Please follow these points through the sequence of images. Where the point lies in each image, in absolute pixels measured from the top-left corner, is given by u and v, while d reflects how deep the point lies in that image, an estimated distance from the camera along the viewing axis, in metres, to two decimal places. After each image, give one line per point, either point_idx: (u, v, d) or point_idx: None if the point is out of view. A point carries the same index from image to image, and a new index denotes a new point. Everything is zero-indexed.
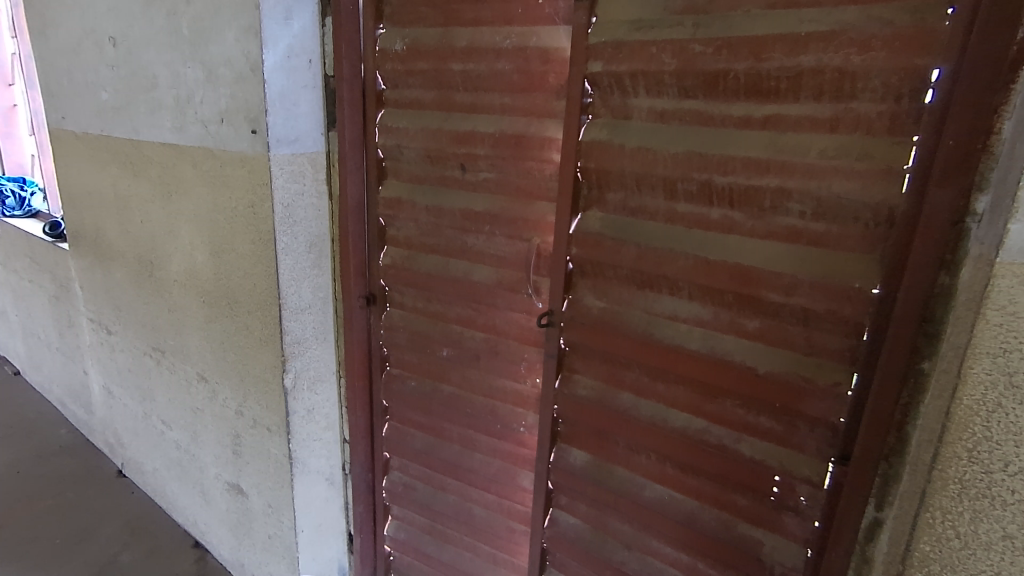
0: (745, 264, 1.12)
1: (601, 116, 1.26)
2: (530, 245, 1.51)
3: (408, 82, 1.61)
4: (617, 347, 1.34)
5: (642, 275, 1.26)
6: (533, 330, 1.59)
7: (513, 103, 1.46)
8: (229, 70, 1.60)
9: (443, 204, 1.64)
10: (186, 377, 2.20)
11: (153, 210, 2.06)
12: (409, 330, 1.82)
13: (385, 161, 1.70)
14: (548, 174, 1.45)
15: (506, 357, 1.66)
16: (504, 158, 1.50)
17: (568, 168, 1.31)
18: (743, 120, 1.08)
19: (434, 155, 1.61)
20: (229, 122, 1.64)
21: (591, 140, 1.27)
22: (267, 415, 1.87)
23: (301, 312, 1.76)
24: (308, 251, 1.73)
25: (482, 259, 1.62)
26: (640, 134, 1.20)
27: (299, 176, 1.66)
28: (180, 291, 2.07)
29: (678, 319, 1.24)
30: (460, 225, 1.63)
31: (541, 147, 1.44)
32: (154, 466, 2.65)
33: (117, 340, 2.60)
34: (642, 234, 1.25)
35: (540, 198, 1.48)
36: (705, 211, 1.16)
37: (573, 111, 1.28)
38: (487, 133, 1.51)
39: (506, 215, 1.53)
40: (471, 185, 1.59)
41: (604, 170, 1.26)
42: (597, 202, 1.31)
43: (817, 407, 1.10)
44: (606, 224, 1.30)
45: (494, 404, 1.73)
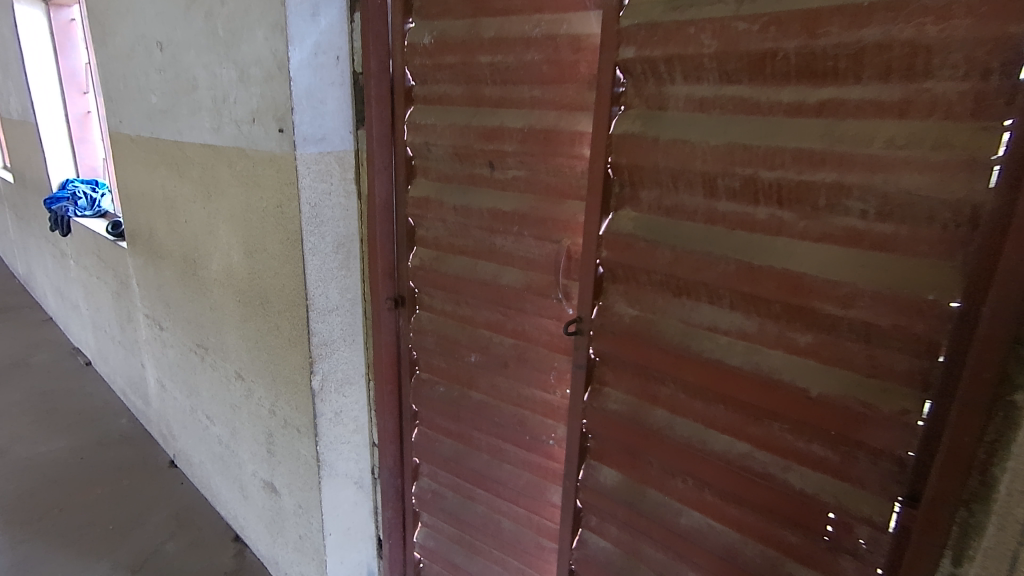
0: (796, 270, 0.98)
1: (634, 106, 1.15)
2: (560, 247, 1.42)
3: (436, 77, 1.55)
4: (650, 359, 1.22)
5: (677, 281, 1.14)
6: (563, 338, 1.49)
7: (543, 96, 1.37)
8: (259, 69, 1.58)
9: (471, 204, 1.57)
10: (226, 375, 2.24)
11: (195, 209, 2.11)
12: (438, 334, 1.76)
13: (414, 159, 1.65)
14: (580, 171, 1.35)
15: (536, 365, 1.57)
16: (534, 155, 1.41)
17: (598, 164, 1.20)
18: (794, 106, 0.94)
19: (462, 152, 1.54)
20: (259, 121, 1.63)
21: (622, 133, 1.16)
22: (297, 416, 1.86)
23: (329, 313, 1.73)
24: (335, 252, 1.70)
25: (511, 262, 1.54)
26: (677, 125, 1.08)
27: (326, 175, 1.62)
28: (219, 290, 2.10)
29: (718, 331, 1.12)
30: (488, 225, 1.55)
31: (573, 142, 1.34)
32: (200, 459, 2.73)
33: (168, 335, 2.70)
34: (678, 235, 1.13)
35: (571, 196, 1.38)
36: (749, 210, 1.03)
37: (602, 102, 1.17)
38: (516, 129, 1.43)
39: (536, 215, 1.44)
40: (500, 184, 1.51)
41: (637, 165, 1.15)
42: (630, 201, 1.20)
43: (879, 438, 0.95)
44: (639, 225, 1.19)
45: (523, 414, 1.65)
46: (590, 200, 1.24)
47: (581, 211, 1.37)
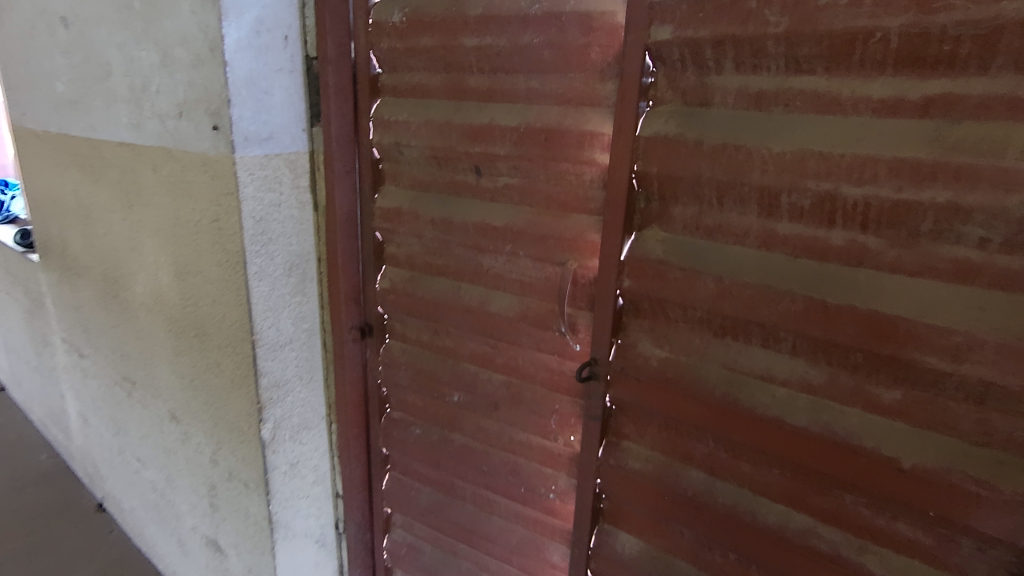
0: (887, 312, 0.78)
1: (666, 101, 0.92)
2: (565, 270, 1.18)
3: (409, 63, 1.29)
4: (685, 412, 1.00)
5: (722, 318, 0.93)
6: (567, 376, 1.26)
7: (544, 88, 1.13)
8: (186, 51, 1.26)
9: (453, 217, 1.31)
10: (159, 414, 1.91)
11: (114, 220, 1.76)
12: (413, 367, 1.51)
13: (382, 162, 1.39)
14: (590, 180, 1.12)
15: (532, 407, 1.33)
16: (532, 159, 1.17)
17: (621, 173, 0.97)
18: (889, 103, 0.73)
19: (441, 154, 1.29)
20: (188, 116, 1.32)
21: (653, 135, 0.93)
22: (244, 468, 1.56)
23: (280, 348, 1.44)
24: (287, 275, 1.40)
25: (503, 285, 1.30)
26: (725, 126, 0.86)
27: (274, 183, 1.32)
28: (147, 316, 1.77)
29: (774, 381, 0.90)
30: (474, 243, 1.30)
31: (582, 145, 1.10)
32: (132, 504, 2.38)
33: (89, 364, 2.32)
34: (724, 263, 0.91)
35: (578, 210, 1.15)
36: (822, 234, 0.82)
37: (627, 96, 0.94)
38: (510, 128, 1.18)
39: (534, 232, 1.20)
40: (489, 194, 1.26)
41: (672, 175, 0.92)
42: (660, 219, 0.97)
43: (994, 523, 0.76)
44: (672, 250, 0.96)
45: (516, 462, 1.41)
46: (609, 216, 1.01)
47: (590, 228, 1.14)
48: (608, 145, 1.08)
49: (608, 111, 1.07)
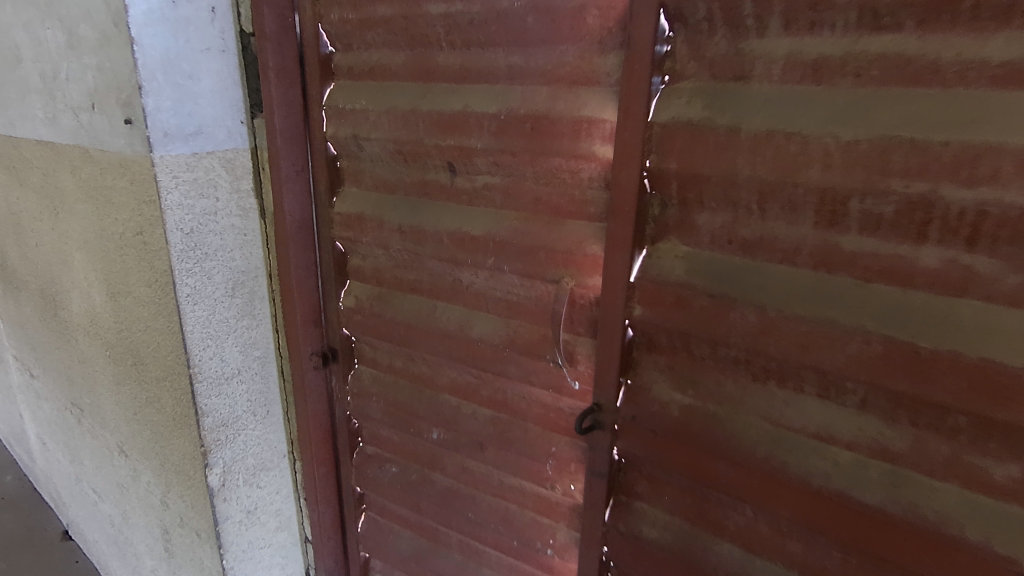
0: (1003, 361, 0.57)
1: (687, 76, 0.70)
2: (559, 290, 0.96)
3: (365, 39, 1.06)
4: (715, 475, 0.78)
5: (765, 360, 0.71)
6: (565, 414, 1.05)
7: (530, 64, 0.91)
8: (91, 28, 1.03)
9: (424, 225, 1.09)
10: (108, 446, 1.70)
11: (43, 231, 1.53)
12: (385, 399, 1.29)
13: (340, 159, 1.16)
14: (588, 179, 0.90)
15: (524, 449, 1.12)
16: (517, 154, 0.95)
17: (630, 171, 0.75)
18: (1015, 71, 0.52)
19: (407, 149, 1.06)
20: (100, 108, 1.08)
21: (671, 122, 0.71)
22: (194, 517, 1.35)
23: (227, 382, 1.22)
24: (230, 296, 1.18)
25: (486, 306, 1.08)
26: (771, 107, 0.64)
27: (207, 187, 1.10)
28: (86, 340, 1.55)
29: (835, 443, 0.69)
30: (449, 255, 1.08)
31: (578, 136, 0.88)
32: (94, 537, 2.17)
33: (40, 386, 2.10)
34: (769, 289, 0.68)
35: (576, 216, 0.93)
36: (909, 252, 0.60)
37: (635, 70, 0.72)
38: (488, 115, 0.95)
39: (521, 243, 0.98)
40: (466, 197, 1.04)
41: (697, 173, 0.70)
42: (680, 230, 0.75)
43: None
44: (697, 270, 0.74)
45: (508, 510, 1.20)
46: (612, 226, 0.78)
47: (591, 238, 0.92)
48: (611, 134, 0.85)
49: (612, 92, 0.85)
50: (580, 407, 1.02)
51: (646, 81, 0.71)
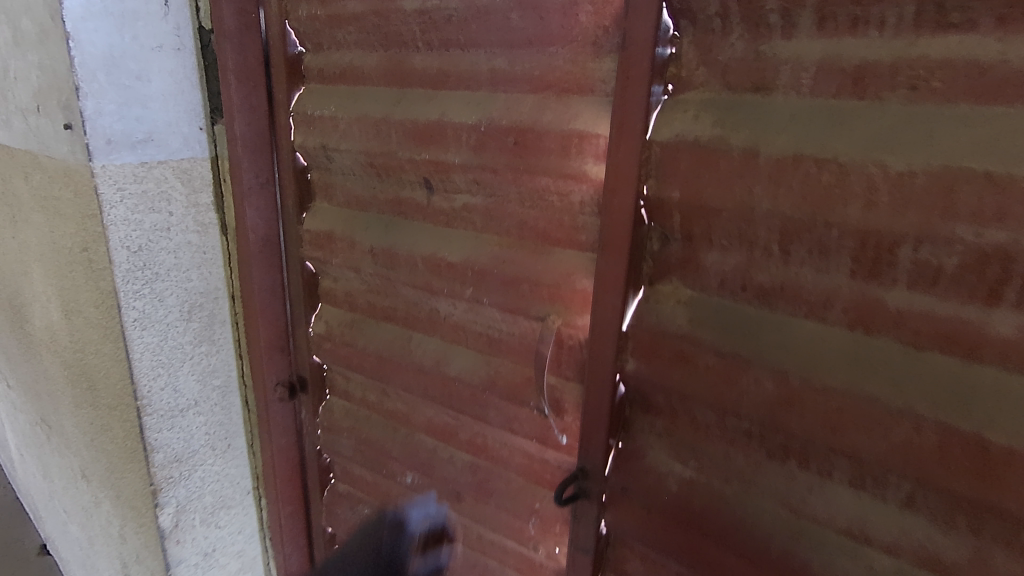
0: None
1: (694, 85, 0.58)
2: (544, 328, 0.83)
3: (336, 38, 0.94)
4: (721, 567, 0.65)
5: (785, 436, 0.57)
6: (551, 468, 0.92)
7: (516, 69, 0.79)
8: (31, 22, 0.93)
9: (397, 247, 0.97)
10: (73, 468, 1.59)
11: (6, 239, 1.44)
12: (357, 435, 1.17)
13: (310, 171, 1.05)
14: (578, 202, 0.77)
15: (506, 502, 0.99)
16: (499, 171, 0.82)
17: (623, 198, 0.62)
18: None
19: (379, 162, 0.94)
20: (44, 110, 0.98)
21: (673, 142, 0.58)
22: (148, 557, 1.23)
23: (181, 414, 1.10)
24: (186, 320, 1.07)
25: (465, 340, 0.96)
26: (799, 124, 0.51)
27: (158, 201, 0.99)
28: (47, 357, 1.45)
29: (871, 544, 0.55)
30: (424, 282, 0.95)
31: (567, 153, 0.75)
32: (67, 557, 2.07)
33: (14, 397, 2.01)
34: (789, 349, 0.55)
35: (565, 243, 0.81)
36: (976, 316, 0.46)
37: (631, 77, 0.59)
38: (467, 126, 0.83)
39: (503, 273, 0.86)
40: (444, 217, 0.92)
41: (704, 203, 0.58)
42: (683, 270, 0.62)
43: None
44: (699, 317, 0.61)
45: (487, 568, 1.06)
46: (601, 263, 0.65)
47: (582, 271, 0.79)
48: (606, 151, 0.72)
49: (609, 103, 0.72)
50: (567, 461, 0.89)
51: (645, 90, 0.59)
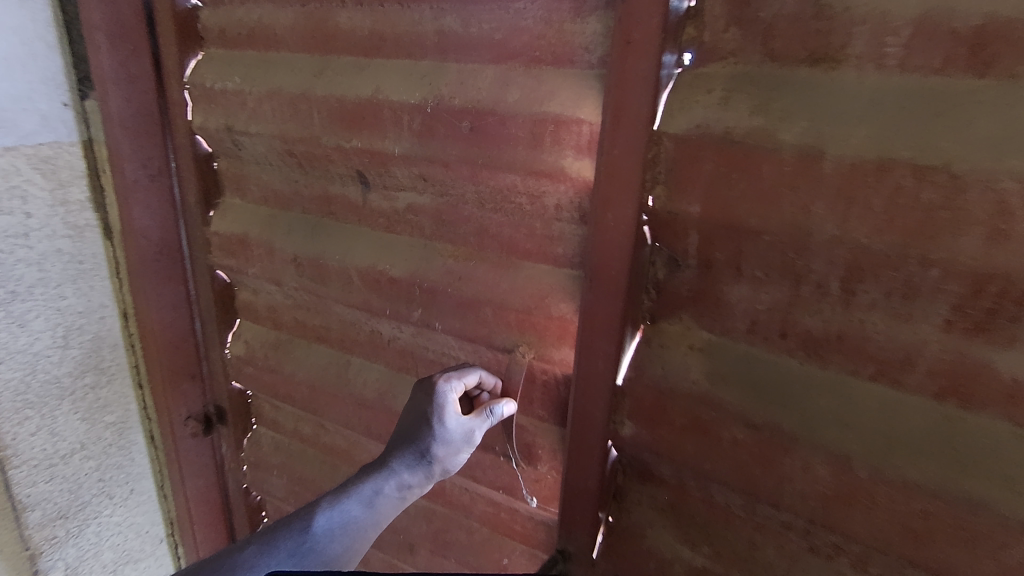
0: None
1: (722, 55, 0.43)
2: (512, 363, 0.67)
3: None
4: None
5: (838, 534, 0.45)
6: (522, 517, 0.78)
7: (471, 31, 0.61)
8: None
9: (325, 257, 0.78)
10: None
11: None
12: (290, 474, 0.99)
13: (216, 159, 0.85)
14: (555, 206, 0.61)
15: (467, 557, 0.84)
16: (451, 165, 0.64)
17: (621, 212, 0.48)
18: None
19: (298, 150, 0.74)
20: None
21: (690, 136, 0.44)
22: None
23: (62, 460, 0.90)
24: (61, 347, 0.87)
25: (415, 369, 0.79)
26: (885, 116, 0.37)
27: (9, 199, 0.77)
28: None
29: None
30: (360, 301, 0.77)
31: (541, 144, 0.58)
32: None
33: None
34: (833, 421, 0.43)
35: (536, 257, 0.65)
36: None
37: (631, 45, 0.44)
38: (408, 106, 0.64)
39: (460, 292, 0.69)
40: (384, 220, 0.74)
41: (734, 223, 0.43)
42: (699, 307, 0.48)
43: None
44: (714, 372, 0.48)
45: None
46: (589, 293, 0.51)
47: (561, 294, 0.63)
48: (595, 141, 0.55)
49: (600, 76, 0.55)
50: (543, 516, 0.74)
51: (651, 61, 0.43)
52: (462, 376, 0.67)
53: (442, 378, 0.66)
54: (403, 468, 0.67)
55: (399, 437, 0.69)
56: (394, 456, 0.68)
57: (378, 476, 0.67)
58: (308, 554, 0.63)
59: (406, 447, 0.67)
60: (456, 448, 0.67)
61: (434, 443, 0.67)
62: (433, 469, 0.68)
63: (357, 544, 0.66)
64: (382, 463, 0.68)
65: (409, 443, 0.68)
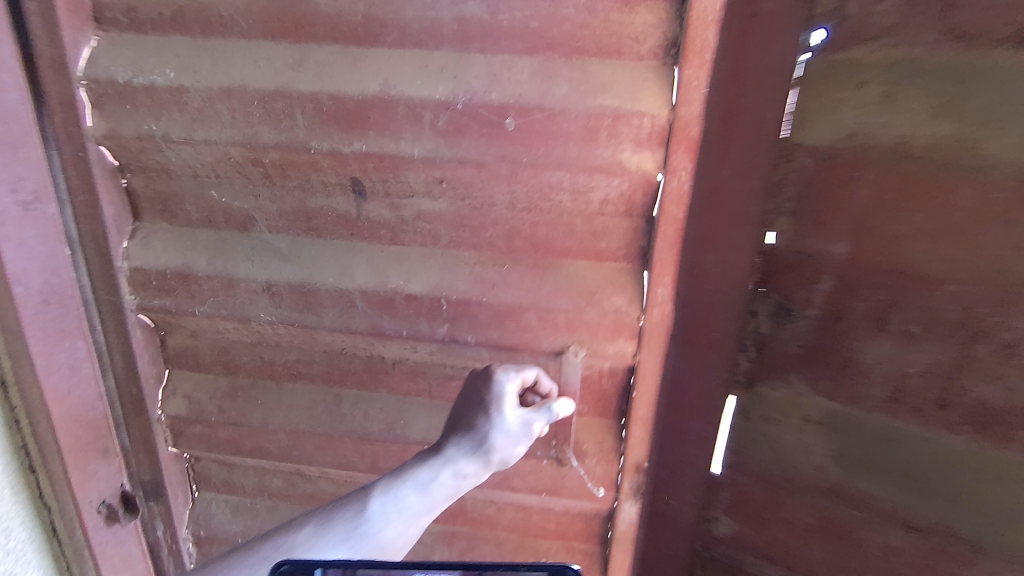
0: None
1: (871, 37, 0.48)
2: (566, 365, 0.65)
3: None
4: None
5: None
6: (555, 514, 0.78)
7: (499, 17, 0.55)
8: None
9: (314, 282, 0.66)
10: None
11: None
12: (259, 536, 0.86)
13: (128, 175, 0.67)
14: (602, 202, 0.60)
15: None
16: (487, 167, 0.59)
17: (738, 254, 0.57)
18: None
19: (271, 159, 0.62)
20: None
21: (832, 149, 0.52)
22: None
23: None
24: None
25: (428, 387, 0.73)
26: None
27: None
28: None
29: None
30: (362, 329, 0.68)
31: (597, 139, 0.56)
32: None
33: None
34: (974, 496, 0.50)
35: (576, 254, 0.64)
36: None
37: (781, 52, 0.50)
38: (432, 102, 0.56)
39: (494, 301, 0.64)
40: (387, 232, 0.66)
41: (901, 265, 0.49)
42: (814, 360, 0.56)
43: None
44: (829, 440, 0.58)
45: None
46: (681, 346, 0.62)
47: (613, 290, 0.63)
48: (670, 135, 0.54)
49: (654, 68, 0.55)
50: (597, 509, 0.73)
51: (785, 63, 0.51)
52: (520, 370, 0.62)
53: (499, 370, 0.61)
54: (458, 457, 0.60)
55: (455, 424, 0.63)
56: (450, 442, 0.61)
57: (432, 462, 0.61)
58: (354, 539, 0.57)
59: (462, 433, 0.61)
60: (515, 437, 0.61)
61: (493, 431, 0.60)
62: (489, 458, 0.61)
63: (406, 535, 0.59)
64: (436, 452, 0.62)
65: (465, 429, 0.61)
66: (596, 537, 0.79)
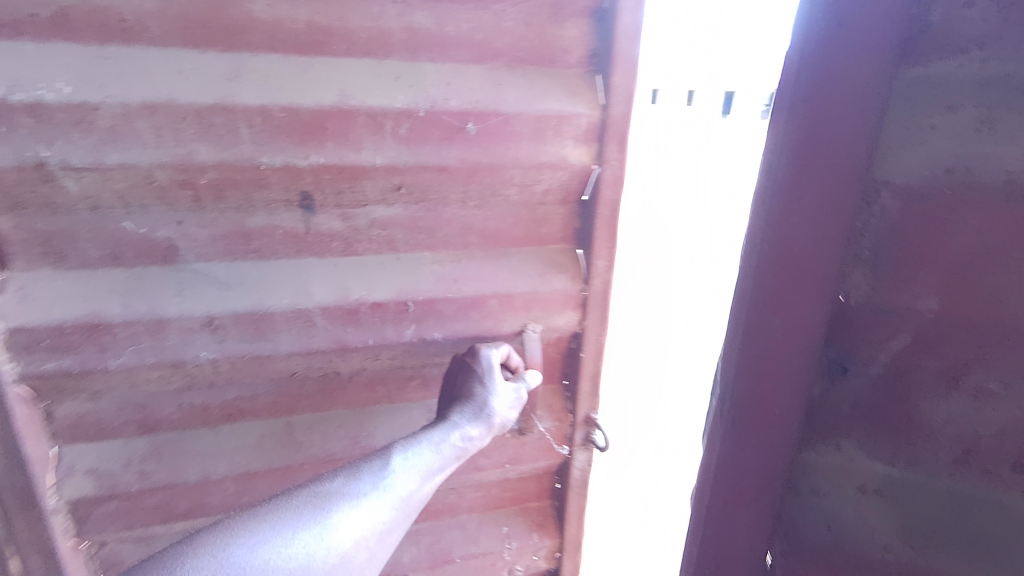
0: None
1: (956, 49, 0.46)
2: (528, 341, 0.73)
3: None
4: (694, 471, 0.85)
5: None
6: (513, 484, 0.85)
7: (448, 29, 0.59)
8: None
9: (268, 305, 0.62)
10: None
11: None
12: None
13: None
14: (545, 193, 0.68)
15: (471, 553, 0.85)
16: (449, 169, 0.63)
17: (815, 307, 0.56)
18: None
19: (208, 179, 0.56)
20: None
21: (923, 189, 0.49)
22: None
23: None
24: None
25: (387, 394, 0.74)
26: None
27: None
28: None
29: None
30: (324, 346, 0.66)
31: (542, 137, 0.65)
32: None
33: None
34: None
35: (522, 241, 0.71)
36: None
37: (846, 78, 0.49)
38: (393, 111, 0.58)
39: (459, 295, 0.68)
40: (340, 243, 0.64)
41: (992, 319, 0.49)
42: (871, 417, 0.57)
43: None
44: (894, 504, 0.58)
45: None
46: (734, 425, 0.63)
47: (557, 268, 0.72)
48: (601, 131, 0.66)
49: (579, 76, 0.65)
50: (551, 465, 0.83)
51: (864, 80, 0.48)
52: (499, 344, 0.69)
53: (484, 347, 0.68)
54: (463, 420, 0.66)
55: (449, 396, 0.69)
56: (452, 410, 0.66)
57: (439, 428, 0.65)
58: (387, 488, 0.58)
59: (463, 400, 0.66)
60: (507, 401, 0.69)
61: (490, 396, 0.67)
62: (489, 420, 0.67)
63: (427, 487, 0.62)
64: (439, 420, 0.66)
65: (465, 396, 0.67)
66: (548, 492, 0.88)
